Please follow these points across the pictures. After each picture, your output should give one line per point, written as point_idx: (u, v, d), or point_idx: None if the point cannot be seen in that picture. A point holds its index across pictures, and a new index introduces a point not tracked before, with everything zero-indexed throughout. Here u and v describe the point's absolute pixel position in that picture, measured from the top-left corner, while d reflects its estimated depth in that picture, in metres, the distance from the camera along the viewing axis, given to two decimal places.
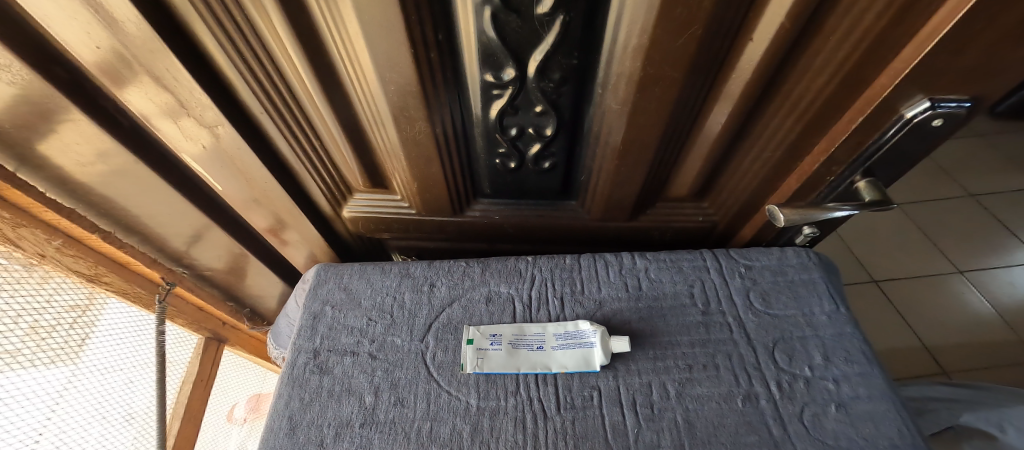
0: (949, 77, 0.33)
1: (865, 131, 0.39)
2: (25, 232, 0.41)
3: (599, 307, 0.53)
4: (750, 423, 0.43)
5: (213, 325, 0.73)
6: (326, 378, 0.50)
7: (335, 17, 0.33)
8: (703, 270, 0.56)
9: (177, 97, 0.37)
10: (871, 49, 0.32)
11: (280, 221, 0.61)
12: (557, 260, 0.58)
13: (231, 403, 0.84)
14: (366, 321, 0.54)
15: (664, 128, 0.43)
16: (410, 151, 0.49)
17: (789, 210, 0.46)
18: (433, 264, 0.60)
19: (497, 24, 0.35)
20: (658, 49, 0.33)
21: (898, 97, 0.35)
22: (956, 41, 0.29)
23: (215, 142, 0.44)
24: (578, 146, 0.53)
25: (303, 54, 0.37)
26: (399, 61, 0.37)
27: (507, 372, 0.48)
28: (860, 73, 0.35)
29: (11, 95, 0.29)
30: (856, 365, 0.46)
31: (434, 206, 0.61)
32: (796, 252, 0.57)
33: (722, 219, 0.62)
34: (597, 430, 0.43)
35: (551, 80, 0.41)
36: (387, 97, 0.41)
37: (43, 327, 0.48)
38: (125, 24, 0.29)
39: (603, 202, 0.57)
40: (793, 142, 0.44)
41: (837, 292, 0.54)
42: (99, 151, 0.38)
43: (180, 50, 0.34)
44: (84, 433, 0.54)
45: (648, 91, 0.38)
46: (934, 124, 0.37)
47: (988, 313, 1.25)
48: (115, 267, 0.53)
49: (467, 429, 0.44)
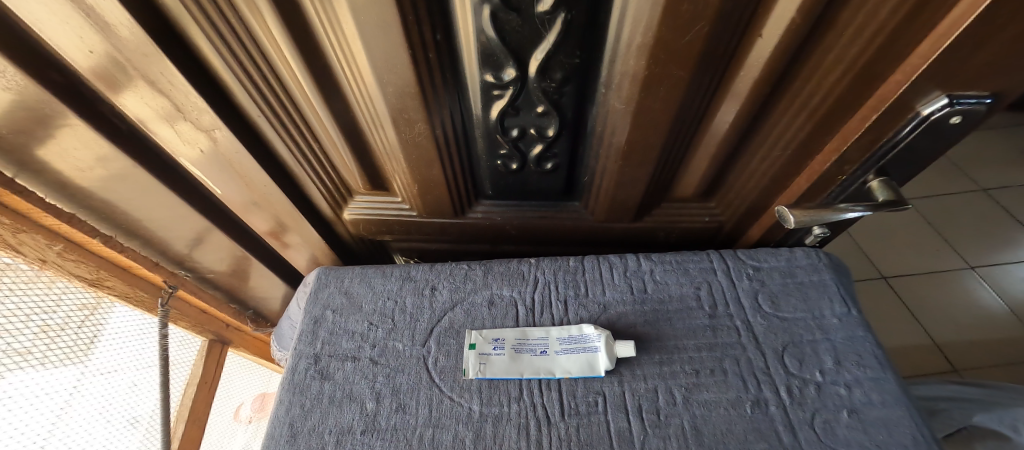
0: (969, 73, 0.31)
1: (878, 130, 0.37)
2: (26, 237, 0.41)
3: (603, 310, 0.53)
4: (759, 431, 0.42)
5: (217, 328, 0.73)
6: (326, 384, 0.49)
7: (331, 18, 0.33)
8: (709, 272, 0.55)
9: (174, 101, 0.37)
10: (886, 44, 0.31)
11: (281, 225, 0.60)
12: (561, 262, 0.58)
13: (236, 403, 0.85)
14: (367, 326, 0.54)
15: (669, 128, 0.42)
16: (410, 153, 0.49)
17: (798, 211, 0.44)
18: (435, 267, 0.59)
19: (496, 24, 0.33)
20: (664, 47, 0.32)
21: (914, 95, 0.33)
22: (978, 35, 0.27)
23: (213, 145, 0.43)
24: (581, 146, 0.52)
25: (299, 57, 0.37)
26: (397, 62, 0.36)
27: (511, 378, 0.48)
28: (873, 70, 0.34)
29: (8, 100, 0.29)
30: (868, 370, 0.45)
31: (436, 208, 0.60)
32: (806, 253, 0.55)
33: (729, 219, 0.60)
34: (601, 436, 0.43)
35: (552, 80, 0.40)
36: (386, 99, 0.40)
37: (53, 329, 0.49)
38: (117, 28, 0.29)
39: (607, 204, 0.56)
40: (804, 140, 0.43)
41: (849, 294, 0.52)
42: (97, 157, 0.37)
43: (174, 53, 0.33)
44: (87, 436, 0.54)
45: (653, 90, 0.37)
46: (951, 121, 0.35)
47: (1002, 310, 1.22)
48: (117, 271, 0.52)
49: (470, 435, 0.43)
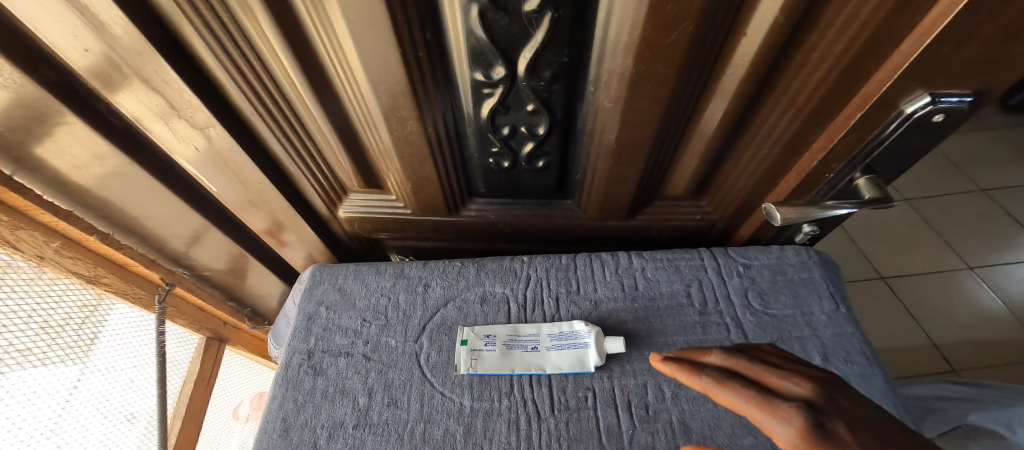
0: (950, 71, 0.31)
1: (863, 128, 0.38)
2: (24, 234, 0.41)
3: (594, 307, 0.53)
4: (746, 426, 0.42)
5: (214, 325, 0.74)
6: (320, 379, 0.50)
7: (322, 17, 0.33)
8: (700, 270, 0.55)
9: (169, 99, 0.37)
10: (868, 43, 0.31)
11: (277, 223, 0.61)
12: (553, 259, 0.58)
13: (235, 401, 0.85)
14: (361, 322, 0.54)
15: (658, 126, 0.43)
16: (402, 151, 0.49)
17: (786, 208, 0.44)
18: (428, 265, 0.59)
19: (485, 23, 0.34)
20: (650, 45, 0.33)
21: (897, 93, 0.34)
22: (956, 34, 0.28)
23: (207, 143, 0.44)
24: (572, 144, 0.52)
25: (291, 55, 0.37)
26: (387, 61, 0.36)
27: (502, 373, 0.48)
28: (857, 68, 0.34)
29: (5, 98, 0.30)
30: (855, 366, 0.46)
31: (430, 206, 0.61)
32: (796, 250, 0.56)
33: (720, 217, 0.61)
34: (591, 431, 0.43)
35: (541, 79, 0.41)
36: (377, 97, 0.41)
37: (54, 326, 0.50)
38: (112, 27, 0.29)
39: (599, 201, 0.56)
40: (792, 138, 0.43)
41: (838, 291, 0.53)
42: (94, 155, 0.38)
43: (168, 52, 0.34)
44: (85, 433, 0.54)
45: (640, 88, 0.37)
46: (935, 119, 0.36)
47: (999, 310, 1.22)
48: (115, 268, 0.53)
49: (460, 430, 0.44)
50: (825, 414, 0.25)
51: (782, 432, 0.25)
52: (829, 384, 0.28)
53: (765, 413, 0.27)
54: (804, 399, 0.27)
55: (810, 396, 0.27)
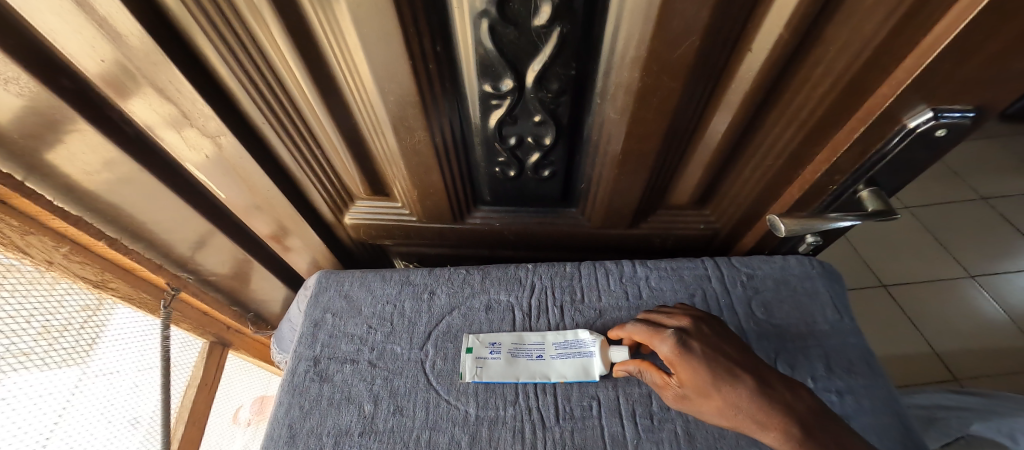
0: (951, 88, 0.32)
1: (866, 141, 0.38)
2: (34, 239, 0.42)
3: (598, 316, 0.53)
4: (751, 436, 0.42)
5: (218, 330, 0.74)
6: (326, 386, 0.50)
7: (334, 28, 0.34)
8: (703, 279, 0.56)
9: (181, 108, 0.38)
10: (871, 59, 0.32)
11: (282, 228, 0.61)
12: (557, 267, 0.58)
13: (237, 405, 0.85)
14: (366, 329, 0.55)
15: (663, 137, 0.43)
16: (409, 160, 0.50)
17: (789, 219, 0.45)
18: (433, 272, 0.60)
19: (494, 36, 0.35)
20: (657, 59, 0.33)
21: (900, 107, 0.34)
22: (957, 52, 0.28)
23: (217, 151, 0.44)
24: (577, 154, 0.53)
25: (301, 64, 0.38)
26: (397, 71, 0.37)
27: (507, 382, 0.48)
28: (860, 83, 0.35)
29: (21, 106, 0.30)
30: (858, 377, 0.46)
31: (435, 213, 0.61)
32: (799, 260, 0.56)
33: (723, 226, 0.61)
34: (596, 440, 0.43)
35: (548, 90, 0.41)
36: (386, 106, 0.41)
37: (54, 329, 0.49)
38: (129, 38, 0.30)
39: (603, 210, 0.57)
40: (795, 150, 0.44)
41: (841, 301, 0.53)
42: (105, 161, 0.38)
43: (182, 62, 0.35)
44: (90, 436, 0.54)
45: (646, 100, 0.38)
46: (938, 134, 0.36)
47: (1001, 319, 1.22)
48: (122, 273, 0.54)
49: (465, 438, 0.44)
50: (688, 336, 0.40)
51: (663, 348, 0.40)
52: (696, 317, 0.43)
53: (654, 337, 0.42)
54: (679, 328, 0.41)
55: (683, 326, 0.42)
